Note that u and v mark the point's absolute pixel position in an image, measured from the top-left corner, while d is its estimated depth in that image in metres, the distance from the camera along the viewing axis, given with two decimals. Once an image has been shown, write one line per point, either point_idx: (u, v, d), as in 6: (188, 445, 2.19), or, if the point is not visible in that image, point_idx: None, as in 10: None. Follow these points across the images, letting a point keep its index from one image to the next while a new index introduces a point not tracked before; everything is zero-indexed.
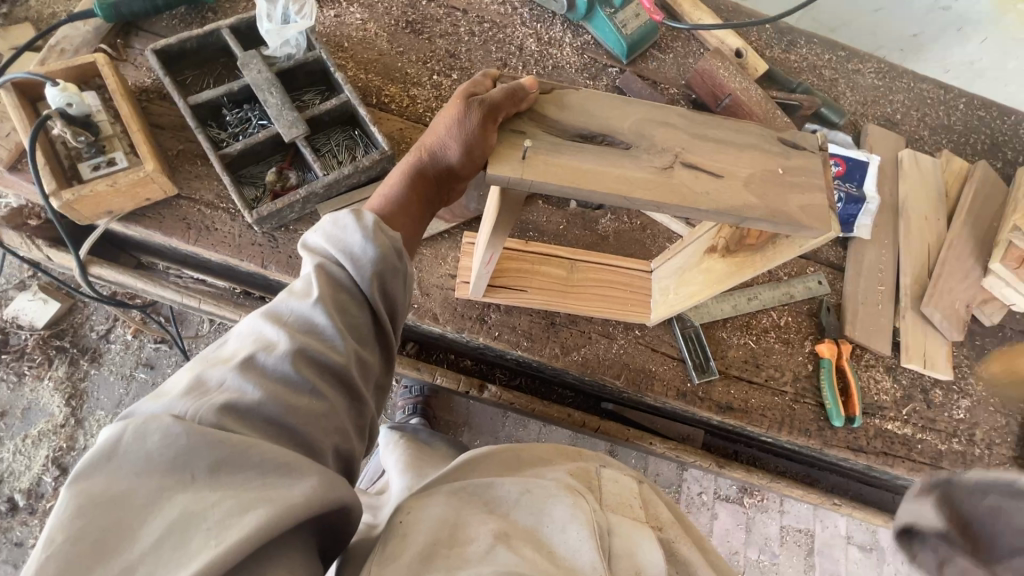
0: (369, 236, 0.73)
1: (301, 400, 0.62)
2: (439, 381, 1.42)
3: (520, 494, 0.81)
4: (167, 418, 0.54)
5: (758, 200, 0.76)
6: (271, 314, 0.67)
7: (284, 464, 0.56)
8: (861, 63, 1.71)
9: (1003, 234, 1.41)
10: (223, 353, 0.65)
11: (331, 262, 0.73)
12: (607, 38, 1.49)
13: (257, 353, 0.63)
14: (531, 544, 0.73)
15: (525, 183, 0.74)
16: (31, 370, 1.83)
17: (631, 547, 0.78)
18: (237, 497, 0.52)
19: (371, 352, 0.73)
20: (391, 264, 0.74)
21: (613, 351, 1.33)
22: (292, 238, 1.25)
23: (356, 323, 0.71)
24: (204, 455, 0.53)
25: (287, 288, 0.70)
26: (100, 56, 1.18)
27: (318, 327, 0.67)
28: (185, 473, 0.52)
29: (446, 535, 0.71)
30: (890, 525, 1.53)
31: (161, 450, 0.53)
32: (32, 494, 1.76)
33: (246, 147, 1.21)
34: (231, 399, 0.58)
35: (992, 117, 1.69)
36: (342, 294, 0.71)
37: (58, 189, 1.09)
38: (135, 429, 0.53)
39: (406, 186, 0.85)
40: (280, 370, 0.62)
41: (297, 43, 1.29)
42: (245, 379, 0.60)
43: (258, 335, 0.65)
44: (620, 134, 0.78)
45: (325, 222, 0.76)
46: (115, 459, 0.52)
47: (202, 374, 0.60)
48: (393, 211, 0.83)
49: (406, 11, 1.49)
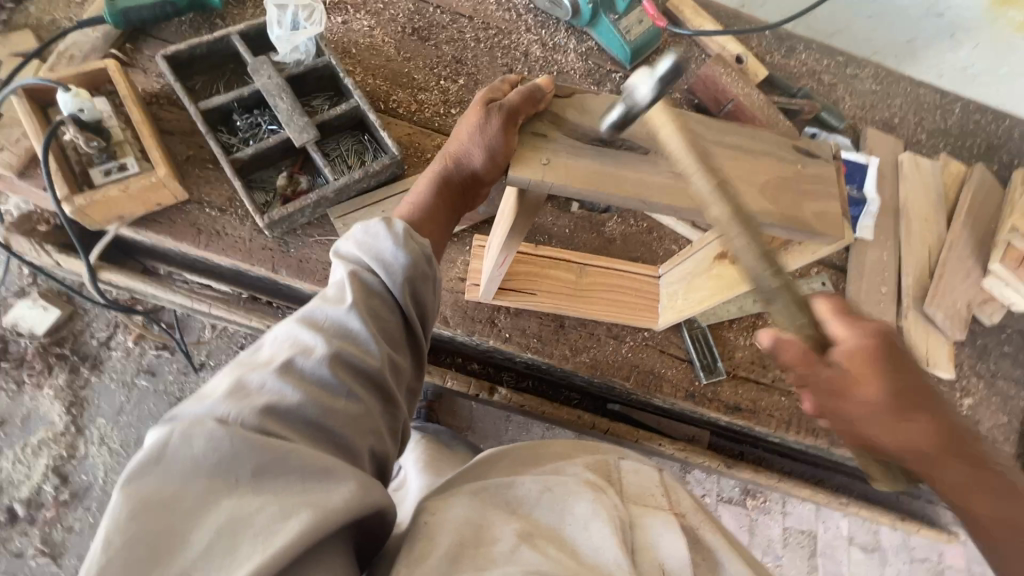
0: (400, 244, 0.74)
1: (338, 404, 0.63)
2: (448, 385, 1.42)
3: (541, 491, 0.82)
4: (212, 422, 0.54)
5: (772, 206, 0.78)
6: (306, 320, 0.67)
7: (324, 468, 0.57)
8: (858, 68, 1.74)
9: (1002, 235, 1.44)
10: (260, 356, 0.65)
11: (363, 268, 0.73)
12: (611, 43, 1.51)
13: (295, 357, 0.63)
14: (555, 543, 0.74)
15: (545, 186, 0.75)
16: (32, 378, 1.81)
17: (649, 541, 0.79)
18: (281, 502, 0.53)
19: (402, 357, 0.74)
20: (421, 270, 0.75)
21: (622, 353, 1.34)
22: (303, 242, 1.26)
23: (388, 328, 0.72)
24: (247, 459, 0.54)
25: (320, 293, 0.71)
26: (111, 62, 1.19)
27: (352, 332, 0.67)
28: (230, 477, 0.53)
29: (470, 536, 0.72)
30: (893, 524, 1.55)
31: (207, 454, 0.53)
32: (33, 503, 1.74)
33: (257, 152, 1.21)
34: (272, 402, 0.59)
35: (987, 121, 1.72)
36: (375, 300, 0.71)
37: (70, 195, 1.09)
38: (181, 433, 0.54)
39: (431, 193, 0.87)
40: (318, 374, 0.63)
41: (306, 48, 1.30)
42: (284, 383, 0.61)
43: (295, 339, 0.65)
44: (637, 140, 0.79)
45: (355, 229, 0.78)
46: (161, 464, 0.52)
47: (243, 378, 0.61)
48: (419, 219, 0.84)
49: (412, 18, 1.50)
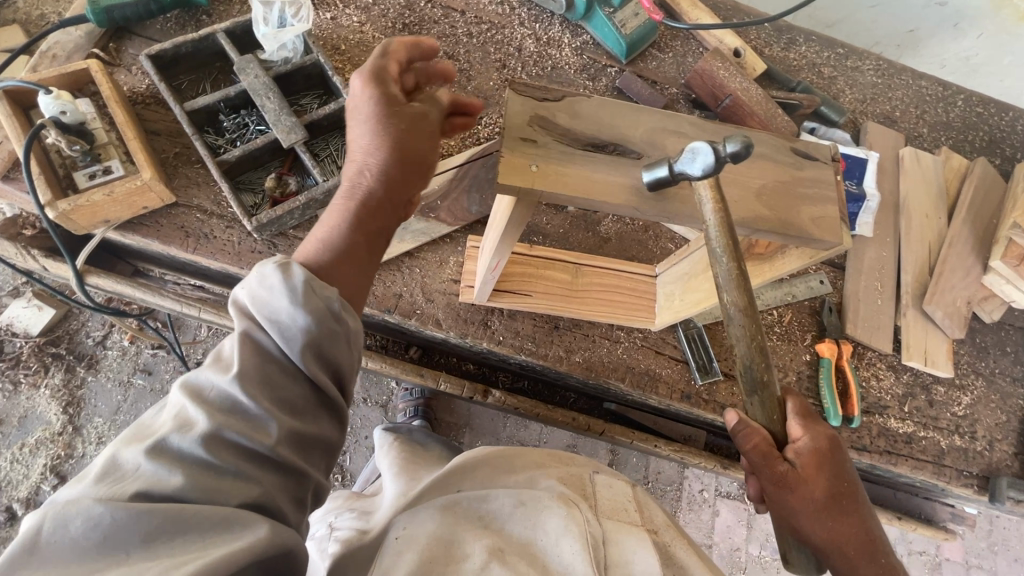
0: (298, 302, 0.67)
1: (224, 482, 0.60)
2: (442, 387, 1.40)
3: (514, 506, 0.84)
4: (86, 504, 0.54)
5: (769, 212, 0.76)
6: (191, 391, 0.63)
7: (225, 520, 0.57)
8: (859, 60, 1.70)
9: (1003, 232, 1.43)
10: (148, 425, 0.62)
11: (257, 328, 0.68)
12: (606, 37, 1.48)
13: (170, 435, 0.59)
14: (525, 559, 0.76)
15: (535, 194, 0.73)
16: (27, 378, 1.80)
17: (622, 556, 0.79)
18: (170, 566, 0.53)
19: (316, 423, 0.69)
20: (325, 330, 0.68)
21: (618, 353, 1.33)
22: (293, 245, 1.24)
23: (290, 397, 0.67)
24: (131, 532, 0.53)
25: (212, 358, 0.67)
26: (94, 63, 1.16)
27: (239, 405, 0.63)
28: (118, 552, 0.53)
29: (441, 553, 0.75)
30: (891, 522, 1.57)
31: (86, 536, 0.53)
32: (32, 503, 1.74)
33: (244, 154, 1.19)
34: (145, 487, 0.56)
35: (990, 113, 1.70)
36: (269, 365, 0.66)
37: (54, 199, 1.07)
38: (54, 519, 0.53)
39: (345, 222, 0.79)
40: (196, 454, 0.59)
41: (293, 46, 1.27)
42: (158, 464, 0.58)
43: (180, 412, 0.62)
44: (631, 144, 0.77)
45: (250, 275, 0.71)
46: (40, 552, 0.52)
47: (119, 457, 0.58)
48: (331, 257, 0.76)
49: (403, 13, 1.47)
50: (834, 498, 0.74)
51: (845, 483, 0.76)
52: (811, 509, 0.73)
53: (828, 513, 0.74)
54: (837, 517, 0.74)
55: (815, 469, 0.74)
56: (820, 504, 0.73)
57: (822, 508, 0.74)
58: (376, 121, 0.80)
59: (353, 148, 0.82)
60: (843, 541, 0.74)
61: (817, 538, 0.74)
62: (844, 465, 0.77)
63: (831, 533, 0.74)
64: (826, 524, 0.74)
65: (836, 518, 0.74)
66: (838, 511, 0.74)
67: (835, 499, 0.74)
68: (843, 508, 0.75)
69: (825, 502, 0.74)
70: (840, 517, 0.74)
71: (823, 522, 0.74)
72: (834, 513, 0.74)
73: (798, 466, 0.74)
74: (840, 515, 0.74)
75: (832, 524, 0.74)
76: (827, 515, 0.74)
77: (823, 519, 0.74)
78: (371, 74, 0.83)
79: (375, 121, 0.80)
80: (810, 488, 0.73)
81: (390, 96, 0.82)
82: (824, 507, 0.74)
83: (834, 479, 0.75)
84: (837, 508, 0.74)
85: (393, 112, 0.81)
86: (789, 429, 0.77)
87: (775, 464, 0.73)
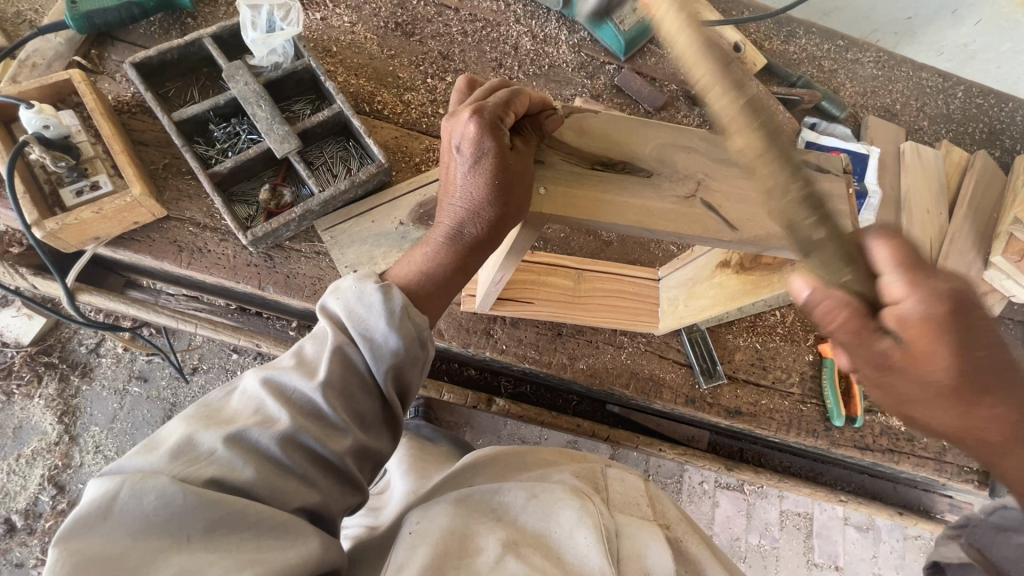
0: (393, 325, 0.69)
1: (290, 485, 0.60)
2: (445, 398, 1.39)
3: (527, 498, 0.82)
4: (164, 477, 0.54)
5: (782, 228, 0.76)
6: (274, 388, 0.64)
7: (280, 524, 0.57)
8: (859, 53, 1.68)
9: (1003, 225, 1.44)
10: (224, 410, 0.63)
11: (349, 342, 0.69)
12: (604, 34, 1.44)
13: (251, 428, 0.60)
14: (540, 551, 0.75)
15: (543, 215, 0.73)
16: (20, 388, 1.77)
17: (638, 552, 0.77)
18: (233, 558, 0.52)
19: (377, 439, 0.70)
20: (409, 356, 0.70)
21: (621, 359, 1.32)
22: (291, 258, 1.22)
23: (362, 410, 0.68)
24: (201, 515, 0.53)
25: (298, 356, 0.68)
26: (75, 72, 1.11)
27: (322, 412, 0.64)
28: (180, 535, 0.52)
29: (456, 546, 0.73)
30: (891, 517, 1.59)
31: (156, 511, 0.52)
32: (30, 514, 1.72)
33: (237, 165, 1.15)
34: (220, 473, 0.56)
35: (989, 104, 1.68)
36: (352, 380, 0.67)
37: (40, 219, 1.03)
38: (129, 488, 0.53)
39: (445, 261, 0.77)
40: (270, 451, 0.60)
41: (284, 51, 1.23)
42: (235, 453, 0.58)
43: (261, 406, 0.63)
44: (641, 161, 0.75)
45: (347, 287, 0.72)
46: (110, 518, 0.52)
47: (196, 436, 0.59)
48: (429, 295, 0.77)
49: (395, 12, 1.43)
50: (968, 377, 0.58)
51: (982, 353, 0.59)
52: (933, 394, 0.59)
53: (957, 399, 0.59)
54: (975, 400, 0.59)
55: (932, 341, 0.58)
56: (945, 387, 0.59)
57: (945, 390, 0.59)
58: (488, 176, 0.71)
59: (459, 189, 0.76)
60: (976, 427, 0.60)
61: (935, 425, 0.62)
62: (974, 328, 0.59)
63: (960, 419, 0.60)
64: (954, 411, 0.60)
65: (976, 401, 0.59)
66: (973, 390, 0.59)
67: (969, 378, 0.58)
68: (979, 387, 0.59)
69: (953, 383, 0.58)
70: (974, 398, 0.59)
71: (954, 409, 0.60)
72: (967, 398, 0.59)
73: (902, 340, 0.59)
74: (975, 396, 0.59)
75: (964, 409, 0.59)
76: (959, 401, 0.59)
77: (951, 405, 0.59)
78: (485, 121, 0.71)
79: (487, 176, 0.71)
80: (925, 367, 0.58)
81: (506, 150, 0.71)
82: (949, 390, 0.59)
83: (964, 353, 0.58)
84: (973, 389, 0.59)
85: (507, 169, 0.70)
86: (887, 289, 0.61)
87: (873, 344, 0.60)
